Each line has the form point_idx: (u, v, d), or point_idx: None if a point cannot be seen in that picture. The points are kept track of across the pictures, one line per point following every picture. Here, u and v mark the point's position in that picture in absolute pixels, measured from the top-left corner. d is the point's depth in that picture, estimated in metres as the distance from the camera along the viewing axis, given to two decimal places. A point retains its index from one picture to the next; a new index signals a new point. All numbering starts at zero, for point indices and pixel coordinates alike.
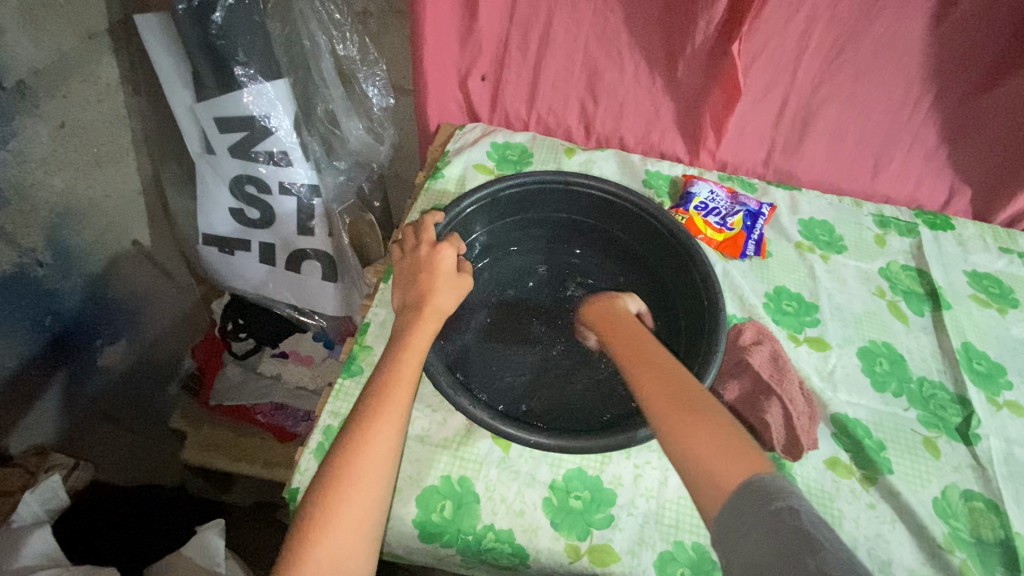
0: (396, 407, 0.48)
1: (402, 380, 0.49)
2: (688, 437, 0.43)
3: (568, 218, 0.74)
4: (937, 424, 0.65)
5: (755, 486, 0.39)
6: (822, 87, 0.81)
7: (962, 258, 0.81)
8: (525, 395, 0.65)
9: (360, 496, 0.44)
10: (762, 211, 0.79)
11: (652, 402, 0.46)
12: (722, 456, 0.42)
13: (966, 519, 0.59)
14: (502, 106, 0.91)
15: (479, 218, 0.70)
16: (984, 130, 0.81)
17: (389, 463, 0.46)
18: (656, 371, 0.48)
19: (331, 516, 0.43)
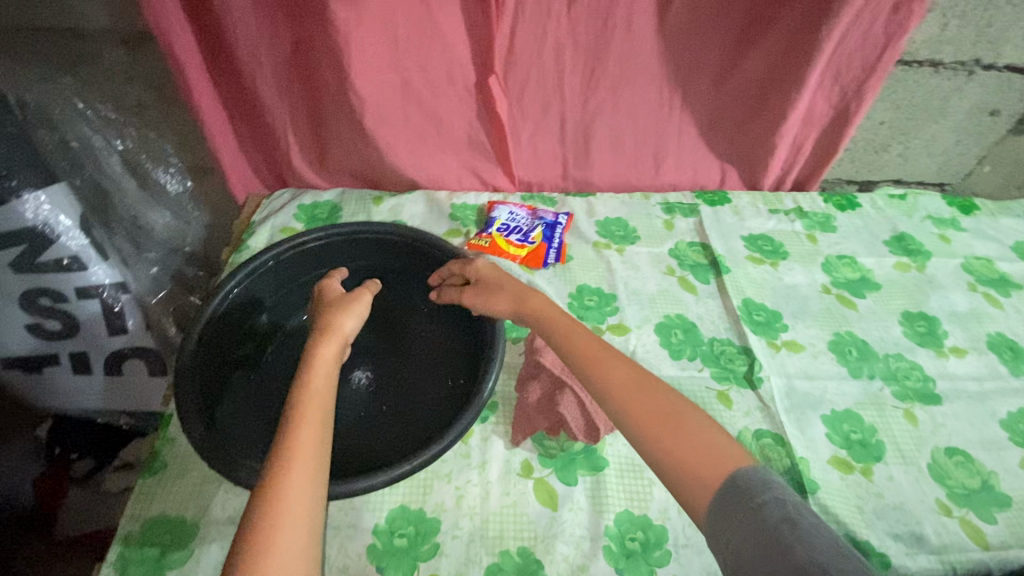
0: (315, 424, 0.48)
1: (316, 397, 0.50)
2: (668, 438, 0.47)
3: (362, 269, 0.78)
4: (727, 377, 0.72)
5: (745, 474, 0.43)
6: (589, 102, 0.90)
7: (738, 226, 0.92)
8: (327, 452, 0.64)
9: (296, 512, 0.42)
10: (558, 221, 0.87)
11: (625, 403, 0.50)
12: (700, 452, 0.46)
13: (760, 457, 0.65)
14: (309, 168, 0.94)
15: (263, 288, 0.73)
16: (729, 112, 0.93)
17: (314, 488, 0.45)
18: (626, 377, 0.52)
19: (267, 540, 0.40)
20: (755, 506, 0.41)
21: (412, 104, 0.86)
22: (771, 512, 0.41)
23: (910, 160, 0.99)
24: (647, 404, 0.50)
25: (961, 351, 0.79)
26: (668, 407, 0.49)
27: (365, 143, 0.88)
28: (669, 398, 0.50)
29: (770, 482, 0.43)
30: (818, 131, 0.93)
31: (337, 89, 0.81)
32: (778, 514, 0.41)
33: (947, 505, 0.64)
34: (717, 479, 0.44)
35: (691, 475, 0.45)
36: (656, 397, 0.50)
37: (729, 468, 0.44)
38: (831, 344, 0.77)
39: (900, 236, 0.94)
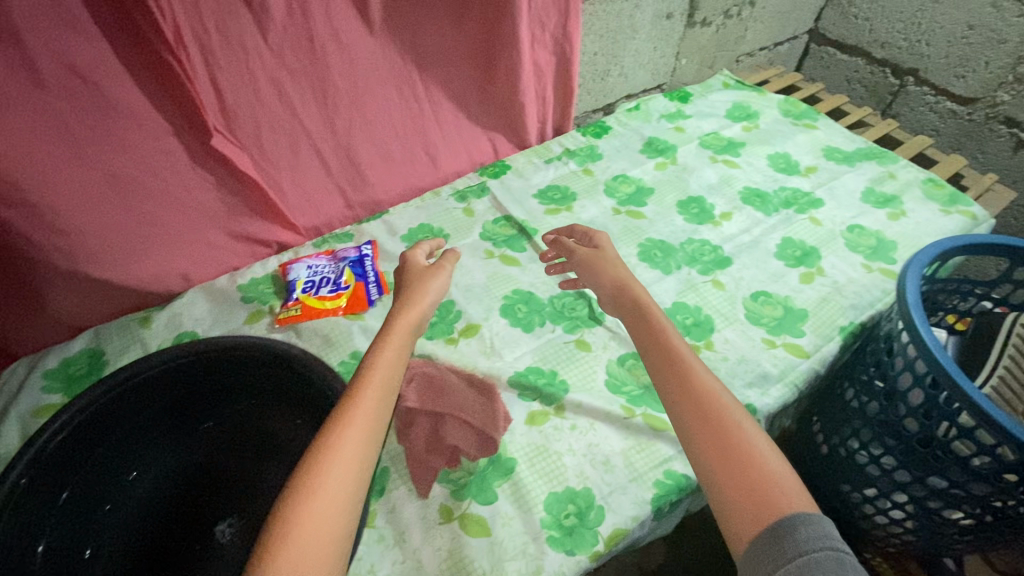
0: (386, 372, 0.50)
1: (385, 360, 0.51)
2: (726, 473, 0.47)
3: (168, 408, 0.64)
4: (577, 324, 0.77)
5: (803, 521, 0.42)
6: (337, 125, 0.85)
7: (527, 185, 0.98)
8: None
9: (355, 439, 0.44)
10: (363, 254, 0.82)
11: (688, 424, 0.50)
12: (761, 495, 0.45)
13: (631, 380, 0.71)
14: (36, 324, 0.74)
15: (36, 498, 0.55)
16: (474, 87, 0.96)
17: (376, 428, 0.46)
18: (695, 401, 0.51)
19: (322, 470, 0.42)
20: (807, 556, 0.40)
21: (135, 201, 0.72)
22: (826, 568, 0.39)
23: (630, 75, 1.13)
24: (710, 434, 0.49)
25: (728, 214, 0.94)
26: (731, 443, 0.48)
27: (98, 265, 0.72)
28: (739, 416, 0.50)
29: (823, 529, 0.42)
30: (552, 79, 1.01)
31: (22, 221, 0.64)
32: (830, 567, 0.39)
33: (771, 339, 0.77)
34: (771, 516, 0.43)
35: (744, 505, 0.45)
36: (725, 409, 0.50)
37: (787, 510, 0.43)
38: (639, 256, 0.87)
39: (649, 141, 1.08)
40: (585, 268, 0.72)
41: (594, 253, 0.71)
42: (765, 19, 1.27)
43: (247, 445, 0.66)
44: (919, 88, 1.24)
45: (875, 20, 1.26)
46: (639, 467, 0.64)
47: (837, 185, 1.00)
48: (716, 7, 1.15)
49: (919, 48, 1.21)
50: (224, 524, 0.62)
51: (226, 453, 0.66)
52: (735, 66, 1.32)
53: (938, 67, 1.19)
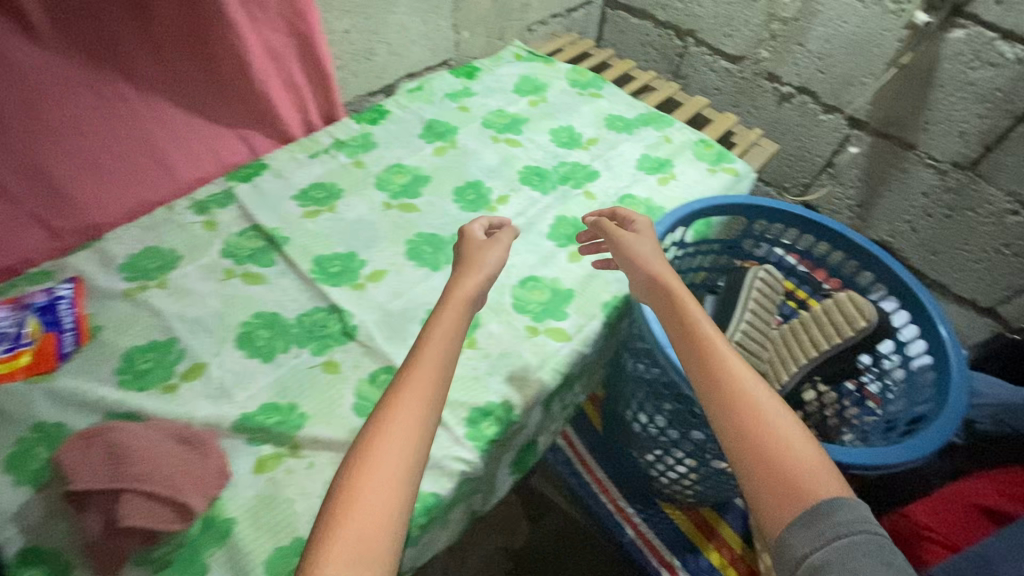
0: (425, 379, 0.54)
1: (423, 367, 0.56)
2: (762, 448, 0.49)
3: None
4: (326, 344, 0.69)
5: (838, 504, 0.45)
6: (7, 142, 0.68)
7: (286, 186, 0.88)
8: None
9: (393, 439, 0.50)
10: (55, 297, 0.68)
11: (713, 403, 0.53)
12: (798, 473, 0.47)
13: (382, 398, 0.65)
14: None
15: None
16: (198, 79, 0.82)
17: (415, 435, 0.51)
18: (732, 380, 0.54)
19: (360, 469, 0.48)
20: (846, 538, 0.43)
21: None
22: (861, 544, 0.42)
23: (402, 52, 1.04)
24: (743, 411, 0.51)
25: (505, 197, 0.91)
26: (761, 419, 0.51)
27: None
28: (757, 398, 0.52)
29: (859, 510, 0.45)
30: (299, 63, 0.89)
31: None
32: (869, 548, 0.42)
33: (534, 326, 0.75)
34: (806, 499, 0.46)
35: (766, 489, 0.47)
36: (750, 397, 0.52)
37: (818, 496, 0.46)
38: (407, 254, 0.80)
39: (429, 124, 1.01)
40: (622, 253, 0.71)
41: (634, 236, 0.71)
42: None
43: None
44: (699, 49, 1.28)
45: None
46: None
47: (614, 157, 1.01)
48: None
49: (692, 10, 1.23)
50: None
51: None
52: (527, 35, 1.27)
53: (710, 27, 1.23)
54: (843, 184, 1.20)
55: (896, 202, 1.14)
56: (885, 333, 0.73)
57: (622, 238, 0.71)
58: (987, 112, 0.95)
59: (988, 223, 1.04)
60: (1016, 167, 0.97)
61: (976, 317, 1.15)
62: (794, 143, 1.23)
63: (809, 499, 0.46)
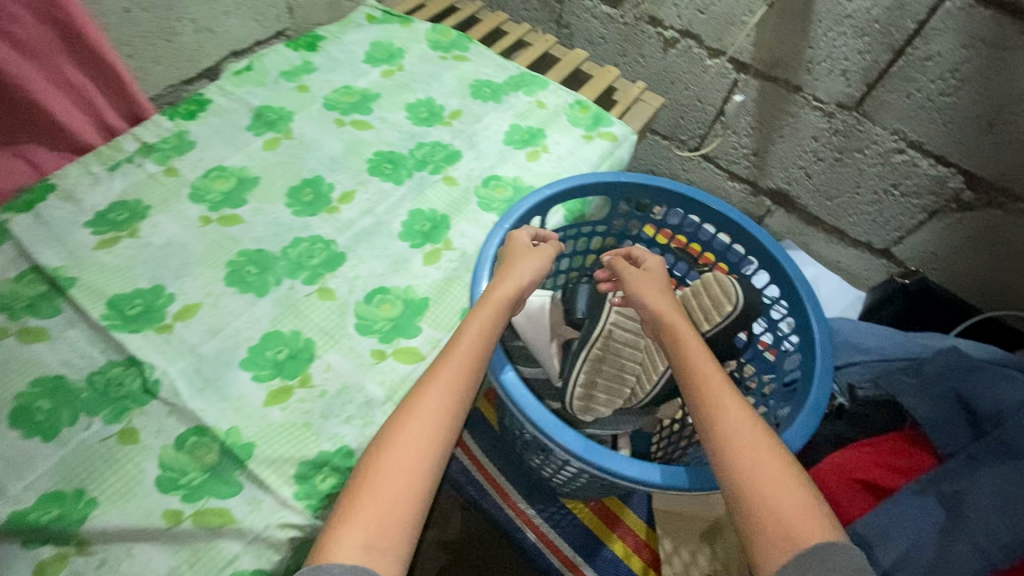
0: (448, 392, 0.52)
1: (444, 376, 0.53)
2: (762, 481, 0.47)
3: None
4: (123, 408, 0.59)
5: (834, 548, 0.42)
6: None
7: (78, 210, 0.73)
8: None
9: (409, 449, 0.48)
10: None
11: (720, 427, 0.51)
12: (794, 507, 0.45)
13: (191, 466, 0.56)
14: None
15: None
16: None
17: (427, 456, 0.48)
18: (739, 410, 0.52)
19: (370, 478, 0.46)
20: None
21: None
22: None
23: (216, 28, 0.88)
24: (746, 438, 0.50)
25: (349, 194, 0.79)
26: (765, 449, 0.49)
27: None
28: (756, 435, 0.50)
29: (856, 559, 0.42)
30: (72, 57, 0.71)
31: None
32: None
33: (381, 350, 0.65)
34: (792, 545, 0.43)
35: (760, 531, 0.45)
36: (742, 434, 0.50)
37: (809, 539, 0.43)
38: (226, 280, 0.68)
39: (258, 112, 0.86)
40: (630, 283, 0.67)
41: (641, 274, 0.68)
42: None
43: None
44: None
45: None
46: None
47: (478, 132, 0.90)
48: None
49: None
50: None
51: None
52: None
53: None
54: (736, 133, 1.13)
55: (789, 148, 1.09)
56: (758, 311, 0.68)
57: (633, 271, 0.69)
58: (866, 47, 0.89)
59: (877, 164, 1.00)
60: (898, 105, 0.92)
61: (873, 259, 1.14)
62: (685, 92, 1.14)
63: (802, 541, 0.44)
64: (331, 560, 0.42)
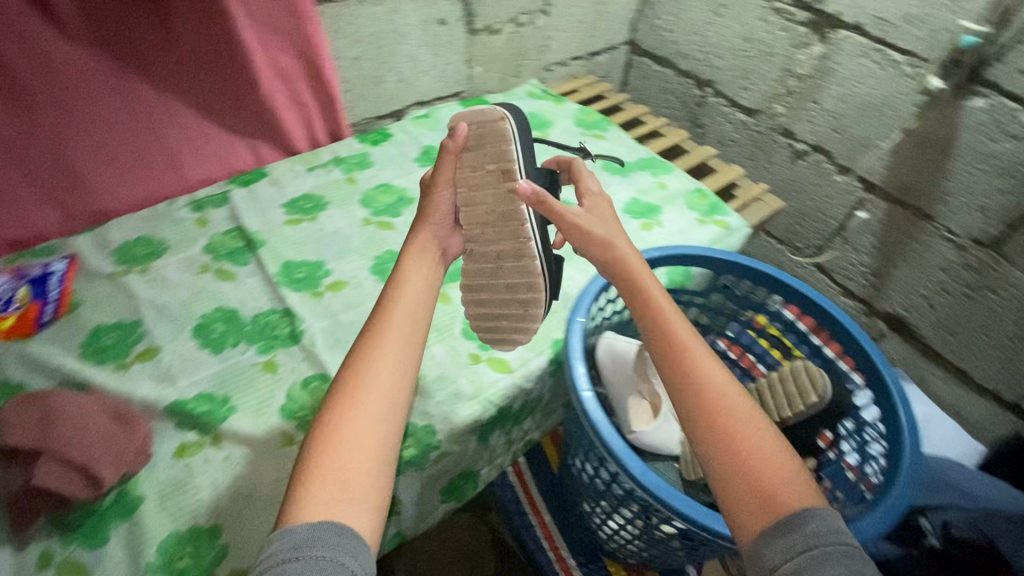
0: (396, 341, 0.56)
1: (388, 327, 0.57)
2: (719, 435, 0.49)
3: None
4: (272, 345, 0.73)
5: (809, 512, 0.43)
6: (35, 127, 0.77)
7: (278, 195, 0.94)
8: None
9: (369, 397, 0.51)
10: (52, 272, 0.76)
11: (684, 392, 0.52)
12: (747, 470, 0.47)
13: (308, 404, 0.67)
14: None
15: None
16: (212, 90, 0.90)
17: (386, 399, 0.52)
18: (699, 372, 0.52)
19: (339, 427, 0.49)
20: (818, 549, 0.41)
21: None
22: (825, 546, 0.41)
23: (412, 82, 1.09)
24: (701, 396, 0.51)
25: None
26: (717, 406, 0.50)
27: None
28: (737, 403, 0.50)
29: (814, 515, 0.43)
30: (307, 84, 0.95)
31: None
32: (837, 556, 0.41)
33: (477, 354, 0.75)
34: (776, 511, 0.44)
35: (729, 487, 0.47)
36: (725, 405, 0.50)
37: (791, 504, 0.44)
38: (371, 270, 0.83)
39: (426, 150, 1.05)
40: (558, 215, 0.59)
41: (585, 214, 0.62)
42: (569, 28, 1.26)
43: None
44: (716, 100, 1.27)
45: (677, 33, 1.28)
46: None
47: None
48: (502, 14, 1.12)
49: (710, 61, 1.23)
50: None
51: None
52: (545, 74, 1.31)
53: (728, 79, 1.22)
54: (856, 251, 1.14)
55: (910, 275, 1.07)
56: (848, 409, 0.66)
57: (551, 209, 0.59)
58: (1006, 187, 0.89)
59: (1011, 307, 0.95)
60: None
61: (1000, 412, 1.04)
62: (807, 202, 1.18)
63: (780, 502, 0.45)
64: (292, 523, 0.43)
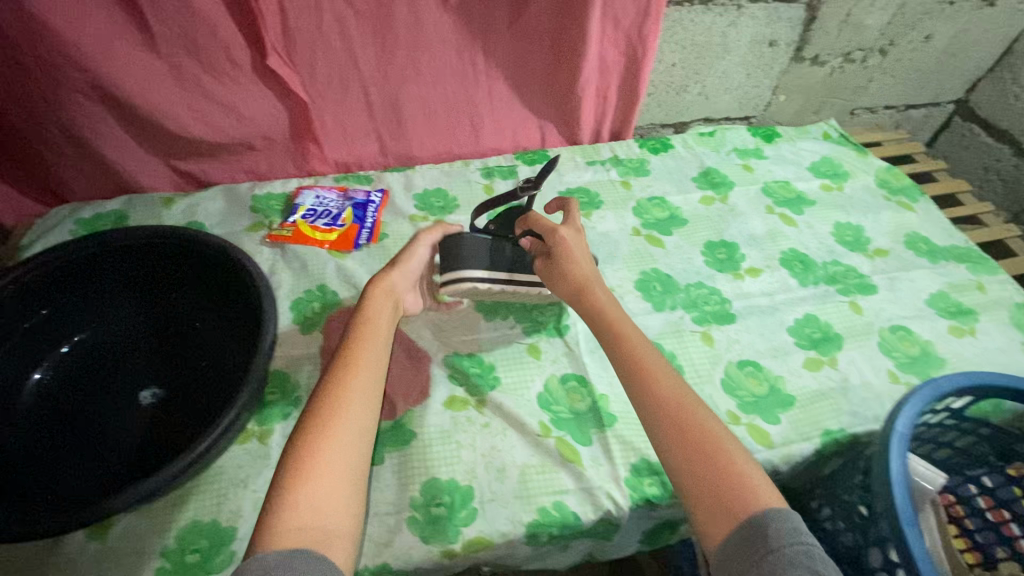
0: (374, 352, 0.55)
1: (369, 339, 0.56)
2: (692, 463, 0.50)
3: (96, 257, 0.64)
4: (538, 329, 0.75)
5: (774, 517, 0.45)
6: (390, 75, 0.85)
7: (557, 180, 0.95)
8: (78, 487, 0.54)
9: (349, 407, 0.50)
10: (370, 200, 0.85)
11: (662, 436, 0.52)
12: (714, 499, 0.48)
13: (565, 401, 0.68)
14: (73, 182, 0.84)
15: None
16: (534, 73, 0.91)
17: (368, 410, 0.51)
18: (671, 416, 0.53)
19: (324, 433, 0.47)
20: (777, 550, 0.42)
21: (197, 98, 0.78)
22: (782, 538, 0.43)
23: (711, 97, 1.04)
24: (674, 433, 0.52)
25: (756, 270, 0.85)
26: (694, 436, 0.51)
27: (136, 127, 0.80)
28: (706, 417, 0.53)
29: (785, 526, 0.44)
30: (618, 80, 0.94)
31: (73, 72, 0.71)
32: (797, 560, 0.42)
33: (737, 415, 0.69)
34: (738, 515, 0.46)
35: (700, 504, 0.48)
36: (697, 421, 0.52)
37: (752, 509, 0.46)
38: (637, 284, 0.81)
39: (706, 171, 0.99)
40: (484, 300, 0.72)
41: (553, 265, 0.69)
42: (899, 75, 1.10)
43: (173, 322, 0.67)
44: None
45: None
46: (530, 487, 0.61)
47: (902, 279, 0.86)
48: (836, 47, 1.01)
49: None
50: (145, 389, 0.62)
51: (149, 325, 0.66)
52: (846, 118, 1.17)
53: None
54: None
55: None
56: None
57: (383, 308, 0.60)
58: None
59: None
60: None
61: None
62: None
63: (739, 513, 0.46)
64: (267, 551, 0.40)
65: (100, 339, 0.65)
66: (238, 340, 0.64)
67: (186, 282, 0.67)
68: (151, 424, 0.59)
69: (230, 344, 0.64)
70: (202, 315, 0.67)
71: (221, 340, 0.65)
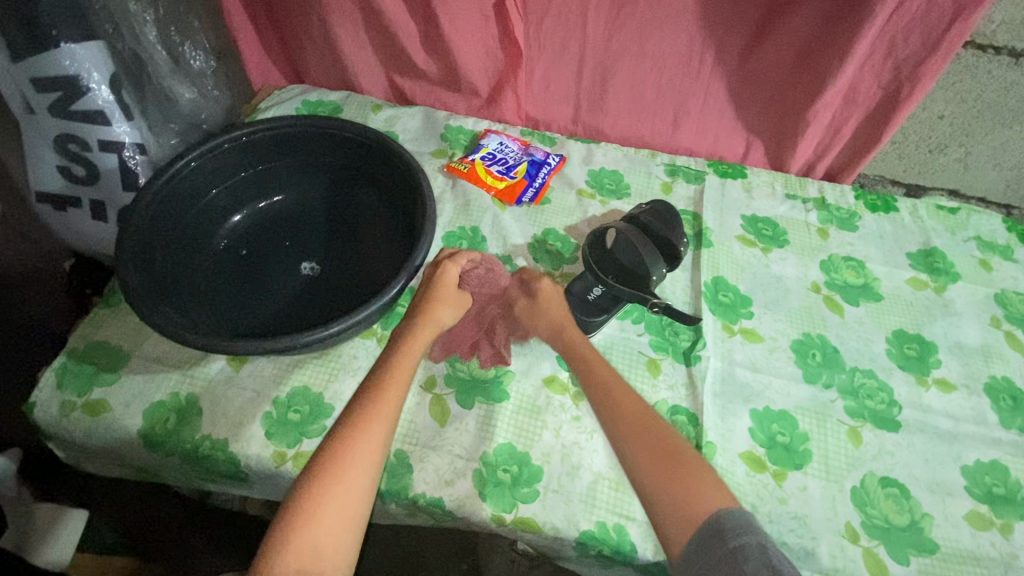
0: (396, 398, 0.54)
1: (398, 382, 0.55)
2: (660, 474, 0.52)
3: (309, 134, 0.72)
4: (665, 348, 0.70)
5: (726, 515, 0.48)
6: (613, 44, 0.82)
7: (744, 204, 0.86)
8: (243, 321, 0.64)
9: (358, 458, 0.49)
10: (547, 162, 0.85)
11: (633, 455, 0.54)
12: (681, 504, 0.50)
13: None
14: (312, 68, 0.95)
15: (228, 159, 0.70)
16: (763, 82, 0.82)
17: (376, 461, 0.50)
18: (651, 439, 0.54)
19: (331, 483, 0.47)
20: (736, 543, 0.46)
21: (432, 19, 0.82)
22: (737, 536, 0.46)
23: (971, 168, 0.85)
24: (644, 449, 0.54)
25: (948, 385, 0.70)
26: (665, 450, 0.53)
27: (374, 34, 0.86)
28: (671, 431, 0.56)
29: (747, 525, 0.48)
30: (861, 116, 0.81)
31: None
32: (752, 555, 0.45)
33: (856, 532, 0.58)
34: (699, 519, 0.49)
35: (666, 511, 0.50)
36: (665, 438, 0.55)
37: (712, 511, 0.49)
38: (793, 345, 0.71)
39: (929, 251, 0.82)
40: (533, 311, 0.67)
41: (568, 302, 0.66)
42: None
43: (352, 209, 0.74)
44: None
45: None
46: (598, 497, 0.58)
47: None
48: None
49: None
50: (307, 262, 0.70)
51: (333, 205, 0.74)
52: None
53: None
54: None
55: None
56: None
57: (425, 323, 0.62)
58: None
59: None
60: None
61: None
62: None
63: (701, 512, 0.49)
64: None
65: (294, 203, 0.74)
66: (398, 245, 0.68)
67: (371, 178, 0.73)
68: (308, 291, 0.67)
69: (388, 247, 0.69)
70: (378, 213, 0.72)
71: (384, 240, 0.70)
